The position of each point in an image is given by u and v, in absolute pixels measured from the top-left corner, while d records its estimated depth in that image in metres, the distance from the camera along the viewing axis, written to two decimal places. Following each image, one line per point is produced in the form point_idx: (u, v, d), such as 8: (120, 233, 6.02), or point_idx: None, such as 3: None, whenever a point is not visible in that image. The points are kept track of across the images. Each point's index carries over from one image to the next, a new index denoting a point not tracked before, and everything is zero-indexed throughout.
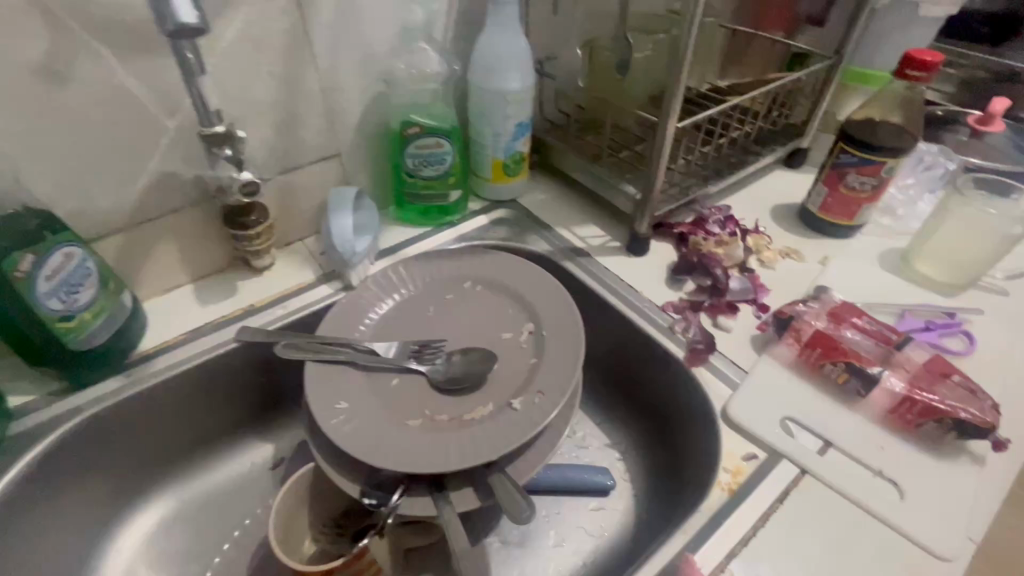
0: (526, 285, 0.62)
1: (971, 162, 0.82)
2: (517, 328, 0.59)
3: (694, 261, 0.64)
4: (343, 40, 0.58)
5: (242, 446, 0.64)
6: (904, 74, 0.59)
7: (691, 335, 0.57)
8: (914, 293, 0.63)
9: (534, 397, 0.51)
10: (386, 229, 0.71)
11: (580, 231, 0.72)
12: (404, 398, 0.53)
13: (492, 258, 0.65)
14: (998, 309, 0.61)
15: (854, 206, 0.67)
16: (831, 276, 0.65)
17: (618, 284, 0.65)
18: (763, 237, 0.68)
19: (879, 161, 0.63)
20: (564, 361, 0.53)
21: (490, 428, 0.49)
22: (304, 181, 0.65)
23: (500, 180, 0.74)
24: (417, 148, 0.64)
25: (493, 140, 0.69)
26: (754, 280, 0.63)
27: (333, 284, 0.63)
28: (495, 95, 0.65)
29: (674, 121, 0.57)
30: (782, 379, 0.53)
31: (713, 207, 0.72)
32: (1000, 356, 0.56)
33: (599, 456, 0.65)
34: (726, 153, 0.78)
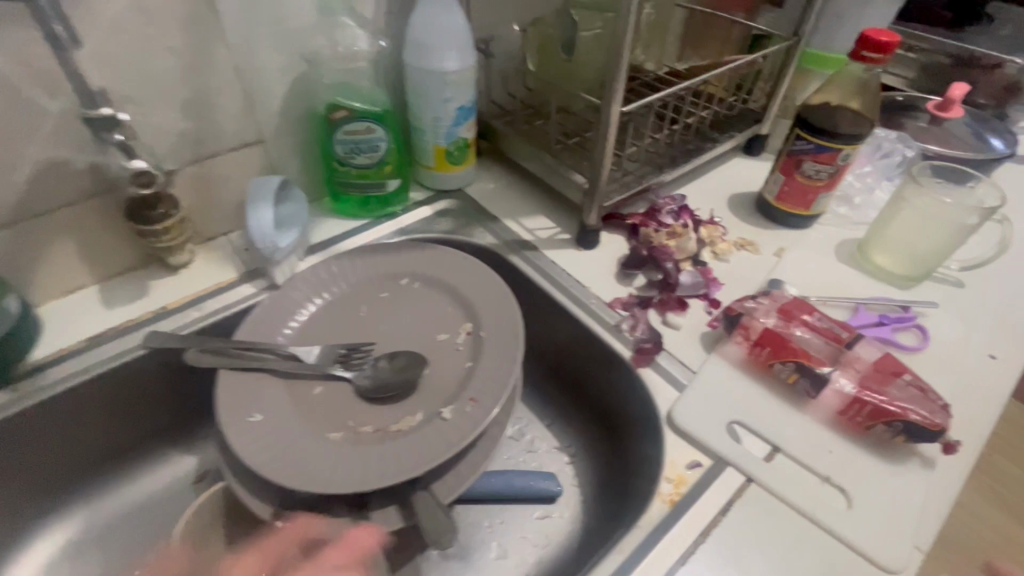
0: (466, 282, 0.57)
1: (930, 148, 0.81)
2: (454, 329, 0.55)
3: (644, 255, 0.60)
4: (257, 12, 0.52)
5: (160, 459, 0.59)
6: (861, 56, 0.56)
7: (637, 333, 0.54)
8: (868, 286, 0.61)
9: (467, 405, 0.47)
10: (320, 221, 0.66)
11: (528, 223, 0.68)
12: (327, 408, 0.49)
13: (431, 252, 0.60)
14: (953, 300, 0.59)
15: (811, 195, 0.65)
16: (785, 268, 0.62)
17: (565, 279, 0.61)
18: (717, 228, 0.65)
19: (836, 148, 0.60)
20: (501, 365, 0.49)
21: (417, 442, 0.45)
22: (224, 171, 0.59)
23: (443, 168, 0.69)
24: (347, 134, 0.59)
25: (433, 125, 0.64)
26: (706, 275, 0.60)
27: (256, 282, 0.58)
28: (432, 76, 0.60)
29: (618, 105, 0.53)
30: (731, 379, 0.50)
31: (667, 197, 0.69)
32: (953, 350, 0.54)
33: (547, 461, 0.62)
34: (682, 139, 0.76)
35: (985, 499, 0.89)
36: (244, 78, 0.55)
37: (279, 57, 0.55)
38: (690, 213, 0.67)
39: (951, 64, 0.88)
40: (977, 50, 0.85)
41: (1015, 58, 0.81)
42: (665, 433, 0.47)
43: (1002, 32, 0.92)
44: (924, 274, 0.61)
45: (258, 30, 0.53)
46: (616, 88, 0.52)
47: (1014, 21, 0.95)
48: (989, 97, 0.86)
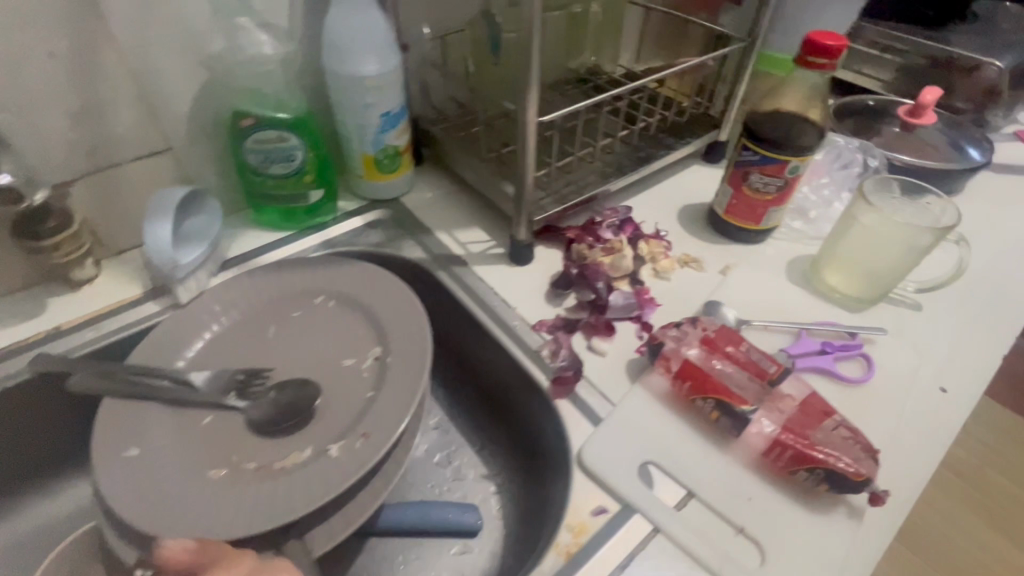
0: (382, 302, 0.54)
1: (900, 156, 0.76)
2: (363, 354, 0.51)
3: (575, 274, 0.56)
4: (148, 11, 0.48)
5: (50, 492, 0.54)
6: (803, 60, 0.51)
7: (558, 360, 0.50)
8: (817, 309, 0.57)
9: (357, 441, 0.43)
10: (240, 233, 0.63)
11: (462, 236, 0.64)
12: (213, 440, 0.45)
13: (348, 269, 0.56)
14: (906, 326, 0.55)
15: (760, 209, 0.60)
16: (729, 288, 0.58)
17: (491, 297, 0.57)
18: (660, 244, 0.61)
19: (783, 160, 0.56)
20: (402, 397, 0.46)
21: (297, 482, 0.42)
22: (129, 181, 0.56)
23: (374, 177, 0.65)
24: (256, 142, 0.55)
25: (357, 132, 0.60)
26: (641, 295, 0.56)
27: (160, 300, 0.55)
28: (348, 81, 0.56)
29: (535, 113, 0.48)
30: (652, 414, 0.46)
31: (610, 209, 0.65)
32: (900, 382, 0.50)
33: (475, 490, 0.59)
34: (633, 145, 0.72)
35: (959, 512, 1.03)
36: (140, 83, 0.51)
37: (179, 61, 0.52)
38: (633, 227, 0.63)
39: (929, 66, 0.83)
40: (955, 51, 0.80)
41: (994, 60, 0.76)
42: (574, 473, 0.44)
43: (987, 32, 0.87)
44: (879, 296, 0.57)
45: (150, 30, 0.49)
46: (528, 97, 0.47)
47: (1000, 19, 0.90)
48: (968, 101, 0.81)
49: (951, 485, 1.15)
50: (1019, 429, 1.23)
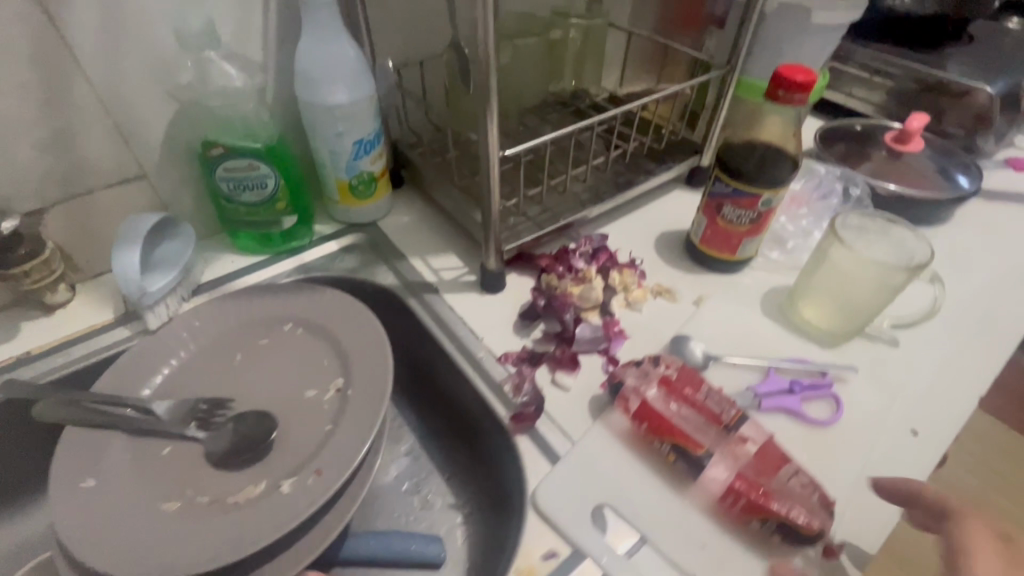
0: (348, 332, 0.54)
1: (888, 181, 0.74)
2: (325, 385, 0.51)
3: (542, 305, 0.56)
4: (119, 44, 0.49)
5: (16, 515, 0.53)
6: (773, 95, 0.50)
7: (520, 395, 0.50)
8: (789, 344, 0.56)
9: (309, 477, 0.43)
10: (215, 257, 0.63)
11: (435, 262, 0.64)
12: (171, 472, 0.46)
13: (317, 297, 0.57)
14: (879, 363, 0.54)
15: (733, 240, 0.60)
16: (701, 320, 0.57)
17: (459, 326, 0.57)
18: (632, 273, 0.61)
19: (755, 193, 0.55)
20: (358, 432, 0.46)
21: (247, 519, 0.42)
22: (103, 208, 0.56)
23: (350, 202, 0.66)
24: (227, 171, 0.55)
25: (331, 159, 0.61)
26: (608, 327, 0.55)
27: (131, 325, 0.55)
28: (319, 110, 0.56)
29: (496, 147, 0.48)
30: (610, 454, 0.46)
31: (584, 236, 0.65)
32: (869, 423, 0.49)
33: (442, 519, 0.58)
34: (612, 171, 0.71)
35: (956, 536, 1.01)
36: (113, 113, 0.52)
37: (152, 91, 0.52)
38: (606, 255, 0.62)
39: (919, 90, 0.82)
40: (945, 76, 0.78)
41: (985, 86, 0.75)
42: (528, 514, 0.43)
43: (983, 53, 0.85)
44: (854, 332, 0.55)
45: (120, 62, 0.49)
46: (488, 132, 0.47)
47: (997, 41, 0.88)
48: (959, 126, 0.80)
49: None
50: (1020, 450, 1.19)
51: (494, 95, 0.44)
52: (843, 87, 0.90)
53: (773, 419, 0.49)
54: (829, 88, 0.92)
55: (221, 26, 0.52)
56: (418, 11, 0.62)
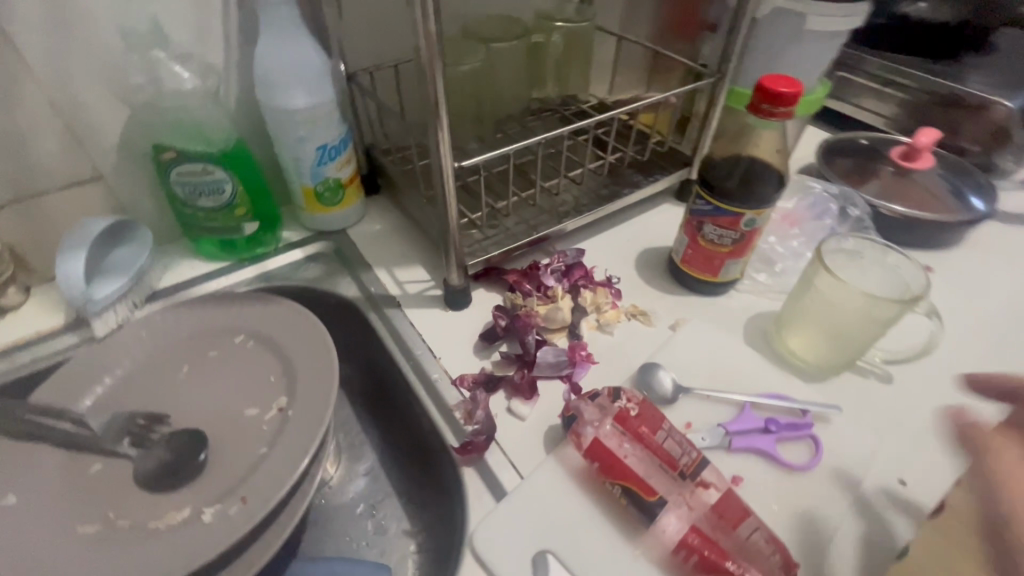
0: (298, 347, 0.51)
1: (894, 200, 0.69)
2: (267, 403, 0.48)
3: (504, 325, 0.52)
4: (66, 42, 0.47)
5: None
6: (758, 108, 0.46)
7: (471, 422, 0.47)
8: (770, 377, 0.51)
9: (233, 505, 0.41)
10: (175, 263, 0.61)
11: (400, 274, 0.61)
12: (97, 491, 0.43)
13: (271, 308, 0.54)
14: (868, 401, 0.49)
15: (716, 262, 0.56)
16: (676, 347, 0.53)
17: (416, 344, 0.54)
18: (606, 293, 0.57)
19: (737, 212, 0.51)
20: (291, 458, 0.43)
21: (163, 549, 0.39)
22: (57, 211, 0.55)
23: (317, 209, 0.63)
24: (181, 175, 0.53)
25: (295, 165, 0.58)
26: (574, 351, 0.52)
27: (79, 332, 0.53)
28: (278, 114, 0.54)
29: (448, 157, 0.45)
30: (559, 494, 0.42)
31: (558, 251, 0.61)
32: (850, 468, 0.45)
33: (395, 546, 0.55)
34: (595, 181, 0.67)
35: None
36: (63, 113, 0.50)
37: (104, 91, 0.50)
38: (581, 272, 0.59)
39: (933, 102, 0.76)
40: (961, 88, 0.73)
41: (1004, 100, 0.69)
42: (464, 557, 0.40)
43: (1003, 65, 0.80)
44: (844, 365, 0.51)
45: (67, 62, 0.48)
46: (439, 141, 0.44)
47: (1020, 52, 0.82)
48: (976, 142, 0.74)
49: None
50: None
51: (441, 101, 0.41)
52: (852, 96, 0.85)
53: (742, 459, 0.44)
54: (837, 99, 0.86)
55: (175, 27, 0.50)
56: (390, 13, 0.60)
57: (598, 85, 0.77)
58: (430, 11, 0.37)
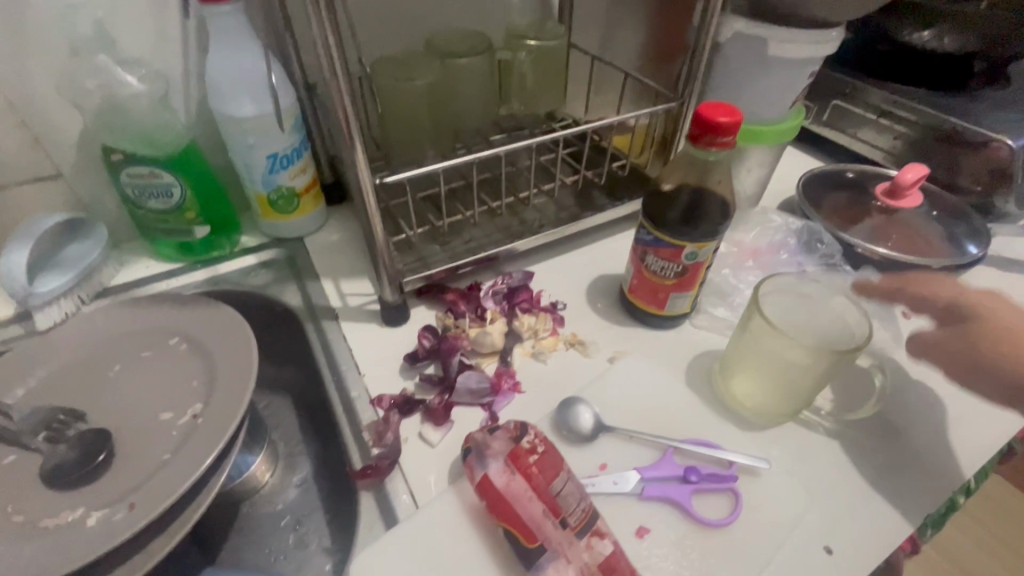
0: (223, 354, 0.51)
1: (879, 238, 0.64)
2: (182, 409, 0.48)
3: (431, 345, 0.52)
4: (20, 44, 0.48)
5: None
6: (696, 138, 0.43)
7: (379, 445, 0.45)
8: (704, 421, 0.48)
9: (120, 511, 0.41)
10: (132, 261, 0.63)
11: (346, 285, 0.61)
12: (2, 485, 0.44)
13: (206, 313, 0.55)
14: (808, 457, 0.45)
15: (660, 294, 0.53)
16: (611, 381, 0.51)
17: (344, 359, 0.53)
18: (545, 319, 0.55)
19: (677, 245, 0.48)
20: (187, 468, 0.43)
21: (43, 550, 0.39)
22: (17, 205, 0.56)
23: (272, 216, 0.63)
24: (131, 177, 0.55)
25: (248, 172, 0.59)
26: (499, 378, 0.50)
27: (25, 323, 0.55)
28: (227, 122, 0.55)
29: (363, 166, 0.45)
30: (449, 530, 0.40)
31: (504, 273, 0.60)
32: (771, 529, 0.41)
33: (310, 563, 0.53)
34: (557, 202, 0.65)
35: None
36: (21, 111, 0.51)
37: (59, 92, 0.52)
38: (524, 296, 0.57)
39: (930, 138, 0.71)
40: (961, 123, 0.68)
41: (1006, 138, 0.64)
42: None
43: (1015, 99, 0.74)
44: (788, 415, 0.47)
45: (21, 62, 0.49)
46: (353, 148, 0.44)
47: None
48: (976, 181, 0.69)
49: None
50: None
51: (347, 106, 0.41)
52: (848, 127, 0.80)
53: (652, 508, 0.42)
54: (833, 128, 0.82)
55: (130, 32, 0.51)
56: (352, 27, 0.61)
57: (575, 104, 0.76)
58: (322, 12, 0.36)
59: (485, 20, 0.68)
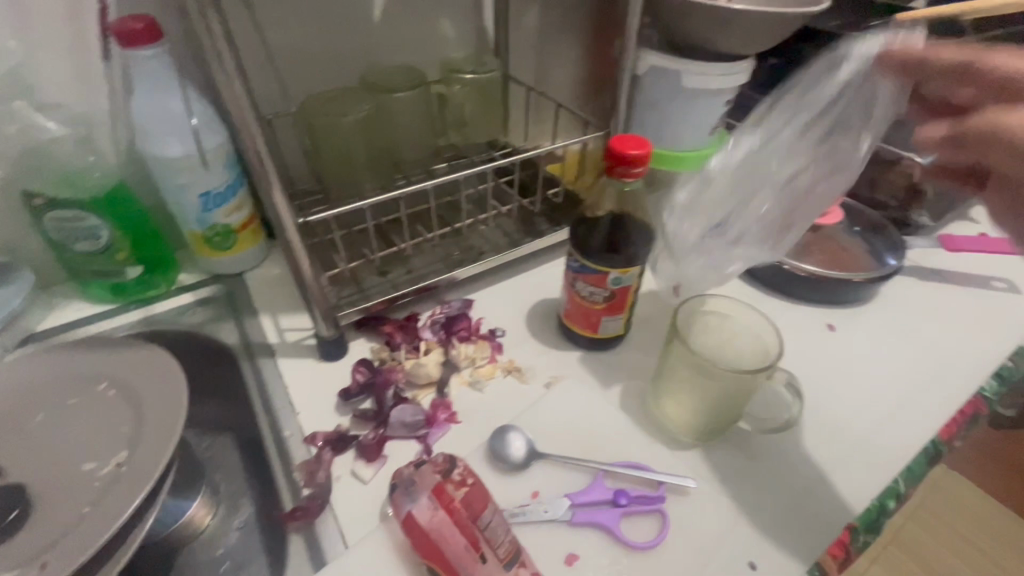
0: (150, 398, 0.50)
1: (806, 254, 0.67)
2: (106, 458, 0.47)
3: (366, 380, 0.52)
4: None
5: None
6: (611, 170, 0.45)
7: (310, 484, 0.45)
8: (636, 443, 0.49)
9: (30, 572, 0.39)
10: (62, 304, 0.61)
11: (284, 321, 0.60)
12: None
13: (135, 356, 0.53)
14: (735, 474, 0.47)
15: (592, 318, 0.54)
16: (546, 406, 0.51)
17: (279, 397, 0.52)
18: (484, 347, 0.56)
19: (602, 270, 0.50)
20: (106, 520, 0.41)
21: None
22: None
23: (209, 254, 0.63)
24: (55, 221, 0.54)
25: (180, 211, 0.58)
26: (435, 410, 0.50)
27: None
28: (156, 162, 0.54)
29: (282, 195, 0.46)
30: (378, 569, 0.40)
31: (444, 303, 0.61)
32: (699, 549, 0.42)
33: None
34: (498, 229, 0.66)
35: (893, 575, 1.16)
36: None
37: None
38: (463, 324, 0.58)
39: None
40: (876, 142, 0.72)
41: (915, 156, 0.68)
42: None
43: None
44: (716, 432, 0.48)
45: None
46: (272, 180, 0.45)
47: None
48: (893, 196, 0.72)
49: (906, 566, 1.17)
50: (976, 503, 1.24)
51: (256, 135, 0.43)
52: None
53: (582, 534, 0.42)
54: None
55: (49, 76, 0.51)
56: (288, 66, 0.62)
57: (514, 132, 0.78)
58: (214, 35, 0.38)
59: (418, 55, 0.70)
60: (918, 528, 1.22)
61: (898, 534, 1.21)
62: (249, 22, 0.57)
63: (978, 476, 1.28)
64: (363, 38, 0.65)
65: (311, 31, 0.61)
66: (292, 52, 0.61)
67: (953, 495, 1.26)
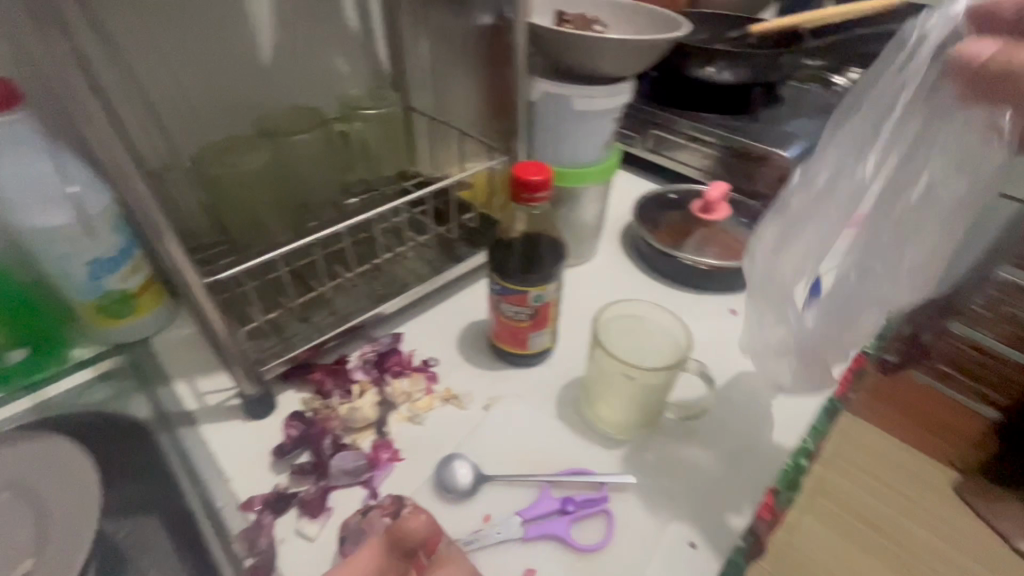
0: (54, 492, 0.45)
1: (704, 248, 0.74)
2: (8, 568, 0.42)
3: (300, 433, 0.50)
4: None
5: None
6: (518, 197, 0.48)
7: (252, 553, 0.43)
8: (575, 451, 0.51)
9: None
10: None
11: (201, 384, 0.57)
12: None
13: (30, 448, 0.48)
14: (667, 463, 0.50)
15: (521, 336, 0.56)
16: (487, 429, 0.53)
17: (206, 466, 0.50)
18: (418, 381, 0.56)
19: (522, 291, 0.52)
20: None
21: None
22: None
23: (105, 324, 0.58)
24: None
25: (65, 284, 0.53)
26: (376, 452, 0.50)
27: None
28: (32, 234, 0.50)
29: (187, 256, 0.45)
30: None
31: (372, 343, 0.61)
32: (644, 542, 0.45)
33: None
34: (419, 257, 0.67)
35: (823, 523, 1.27)
36: None
37: None
38: (394, 361, 0.58)
39: (729, 154, 0.85)
40: (749, 142, 0.82)
41: (781, 152, 0.79)
42: None
43: (785, 116, 0.91)
44: (645, 426, 0.52)
45: None
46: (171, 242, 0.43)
47: (799, 106, 0.95)
48: (769, 188, 0.83)
49: (834, 513, 1.29)
50: (879, 446, 1.40)
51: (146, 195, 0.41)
52: (669, 151, 0.93)
53: (536, 550, 0.44)
54: (658, 152, 0.94)
55: None
56: (174, 117, 0.59)
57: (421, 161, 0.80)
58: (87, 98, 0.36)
59: (314, 94, 0.70)
60: (837, 477, 1.35)
61: (822, 486, 1.33)
62: (123, 75, 0.54)
63: (878, 421, 1.45)
64: (254, 84, 0.64)
65: (197, 78, 0.59)
66: (175, 103, 0.58)
67: (861, 441, 1.41)
